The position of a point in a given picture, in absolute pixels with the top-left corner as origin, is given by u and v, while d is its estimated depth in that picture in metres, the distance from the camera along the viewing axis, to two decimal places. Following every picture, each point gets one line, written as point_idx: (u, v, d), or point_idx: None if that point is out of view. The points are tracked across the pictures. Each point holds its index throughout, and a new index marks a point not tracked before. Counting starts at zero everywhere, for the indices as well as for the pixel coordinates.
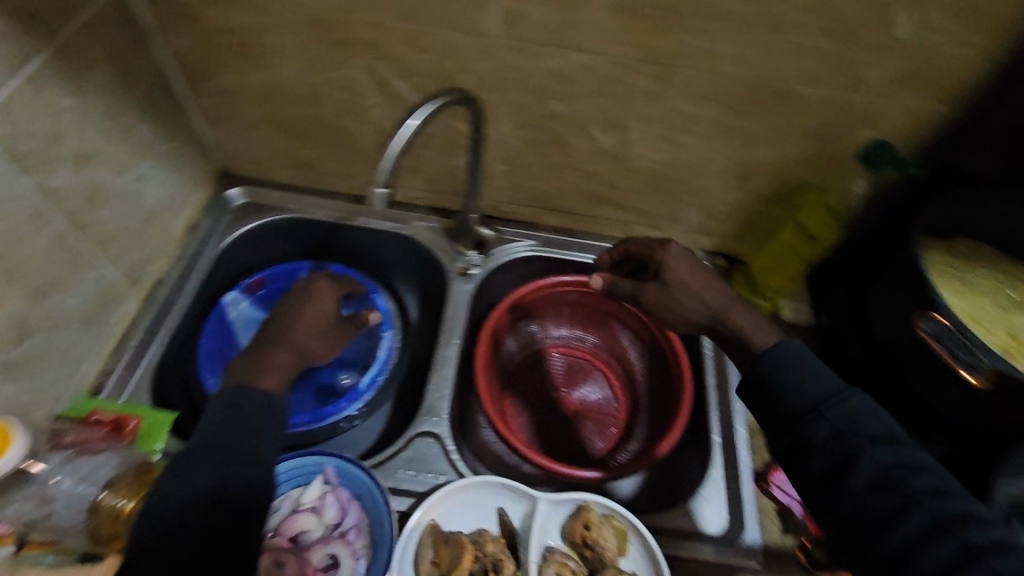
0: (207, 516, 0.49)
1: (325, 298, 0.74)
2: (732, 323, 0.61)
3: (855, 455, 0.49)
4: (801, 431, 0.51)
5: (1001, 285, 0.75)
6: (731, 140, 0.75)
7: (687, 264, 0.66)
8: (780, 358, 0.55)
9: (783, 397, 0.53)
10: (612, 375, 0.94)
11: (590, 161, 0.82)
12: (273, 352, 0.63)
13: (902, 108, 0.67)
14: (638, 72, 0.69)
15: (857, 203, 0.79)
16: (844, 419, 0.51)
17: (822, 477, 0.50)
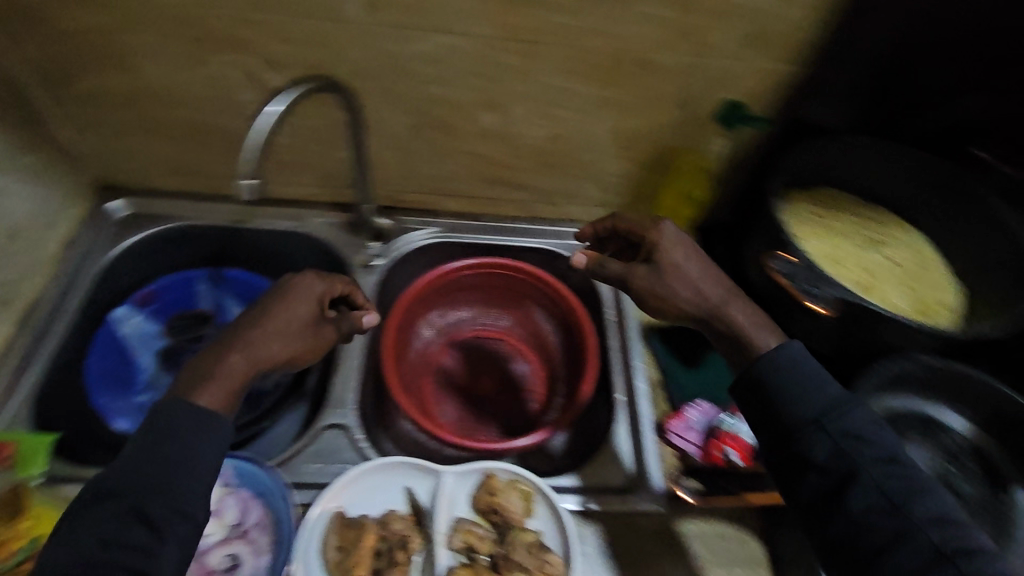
0: (134, 560, 0.46)
1: (297, 302, 0.64)
2: (725, 319, 0.63)
3: (852, 472, 0.52)
4: (797, 442, 0.54)
5: (861, 228, 0.81)
6: (606, 111, 0.78)
7: (683, 253, 0.67)
8: (772, 359, 0.58)
9: (781, 403, 0.56)
10: (531, 354, 0.95)
11: (477, 143, 0.83)
12: (223, 360, 0.57)
13: (754, 70, 0.72)
14: (505, 50, 0.71)
15: (728, 162, 0.83)
16: (847, 436, 0.53)
17: (815, 490, 0.53)
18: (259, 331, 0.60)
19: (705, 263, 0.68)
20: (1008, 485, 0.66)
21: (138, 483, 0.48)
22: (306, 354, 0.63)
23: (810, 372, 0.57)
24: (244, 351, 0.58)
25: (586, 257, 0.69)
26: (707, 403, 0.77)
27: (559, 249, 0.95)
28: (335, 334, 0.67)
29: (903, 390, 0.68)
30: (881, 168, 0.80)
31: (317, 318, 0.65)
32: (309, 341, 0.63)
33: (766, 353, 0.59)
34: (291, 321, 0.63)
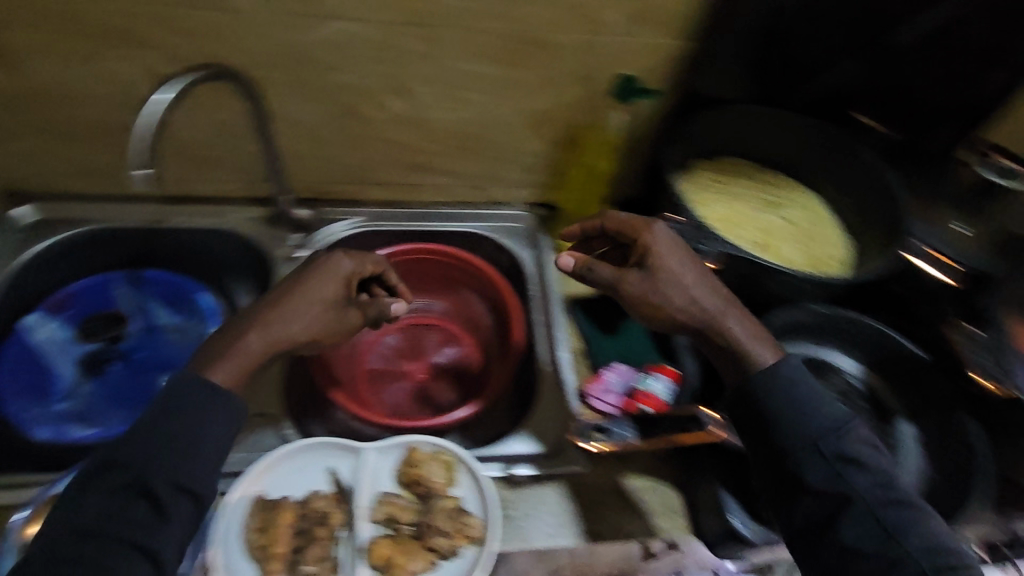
0: (138, 533, 0.48)
1: (324, 283, 0.64)
2: (723, 332, 0.61)
3: (847, 497, 0.53)
4: (792, 465, 0.55)
5: (760, 192, 0.86)
6: (511, 92, 0.80)
7: (679, 260, 0.64)
8: (768, 379, 0.59)
9: (777, 427, 0.57)
10: (465, 337, 0.94)
11: (390, 130, 0.84)
12: (241, 337, 0.58)
13: (646, 46, 0.75)
14: (402, 34, 0.72)
15: (634, 136, 0.87)
16: (842, 462, 0.55)
17: (808, 513, 0.54)
18: (281, 312, 0.61)
19: (698, 267, 0.65)
20: (896, 419, 0.70)
21: (144, 462, 0.50)
22: (329, 336, 0.63)
23: (805, 395, 0.58)
24: (263, 332, 0.59)
25: (574, 260, 0.67)
26: (623, 365, 0.80)
27: (482, 231, 0.98)
28: (356, 318, 0.66)
29: (799, 339, 0.73)
30: (774, 133, 0.84)
31: (342, 300, 0.66)
32: (334, 324, 0.64)
33: (761, 373, 0.59)
34: (316, 301, 0.63)
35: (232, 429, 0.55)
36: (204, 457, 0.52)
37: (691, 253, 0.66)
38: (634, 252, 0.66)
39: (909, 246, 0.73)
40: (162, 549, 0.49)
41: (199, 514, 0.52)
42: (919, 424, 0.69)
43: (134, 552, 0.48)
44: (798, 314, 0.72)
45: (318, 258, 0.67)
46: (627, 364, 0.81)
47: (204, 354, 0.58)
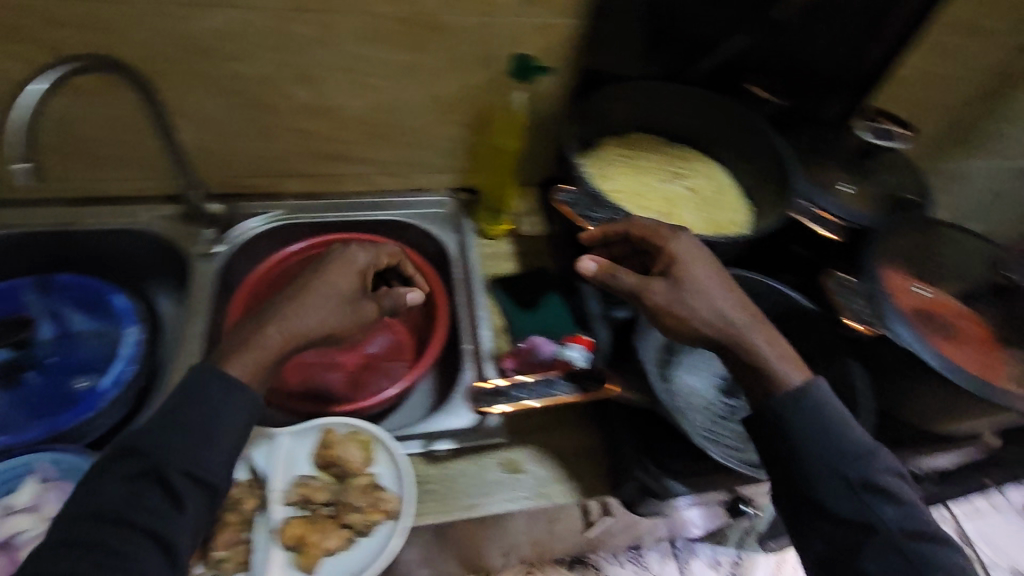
0: (152, 521, 0.50)
1: (339, 276, 0.66)
2: (747, 347, 0.59)
3: (871, 528, 0.53)
4: (818, 494, 0.55)
5: (664, 164, 0.89)
6: (415, 76, 0.81)
7: (706, 272, 0.62)
8: (794, 401, 0.57)
9: (802, 454, 0.56)
10: (396, 324, 0.94)
11: (298, 119, 0.84)
12: (259, 331, 0.58)
13: (540, 25, 0.77)
14: (296, 20, 0.72)
15: (541, 115, 0.90)
16: (869, 492, 0.54)
17: (830, 542, 0.54)
18: (302, 305, 0.61)
19: (725, 280, 0.63)
20: None
21: (161, 451, 0.52)
22: (347, 329, 0.64)
23: (833, 420, 0.57)
24: (284, 326, 0.59)
25: (596, 265, 0.64)
26: (543, 339, 0.81)
27: (407, 220, 0.97)
28: (373, 313, 0.67)
29: None
30: (675, 107, 0.88)
31: (358, 293, 0.67)
32: (351, 316, 0.64)
33: (789, 391, 0.57)
34: (331, 292, 0.64)
35: (247, 425, 0.56)
36: (219, 445, 0.54)
37: (718, 267, 0.64)
38: (658, 260, 0.64)
39: (797, 207, 0.76)
40: (177, 539, 0.50)
41: (210, 503, 0.53)
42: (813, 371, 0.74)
43: (147, 538, 0.49)
44: None
45: (331, 253, 0.69)
46: (547, 338, 0.82)
47: (221, 350, 0.58)
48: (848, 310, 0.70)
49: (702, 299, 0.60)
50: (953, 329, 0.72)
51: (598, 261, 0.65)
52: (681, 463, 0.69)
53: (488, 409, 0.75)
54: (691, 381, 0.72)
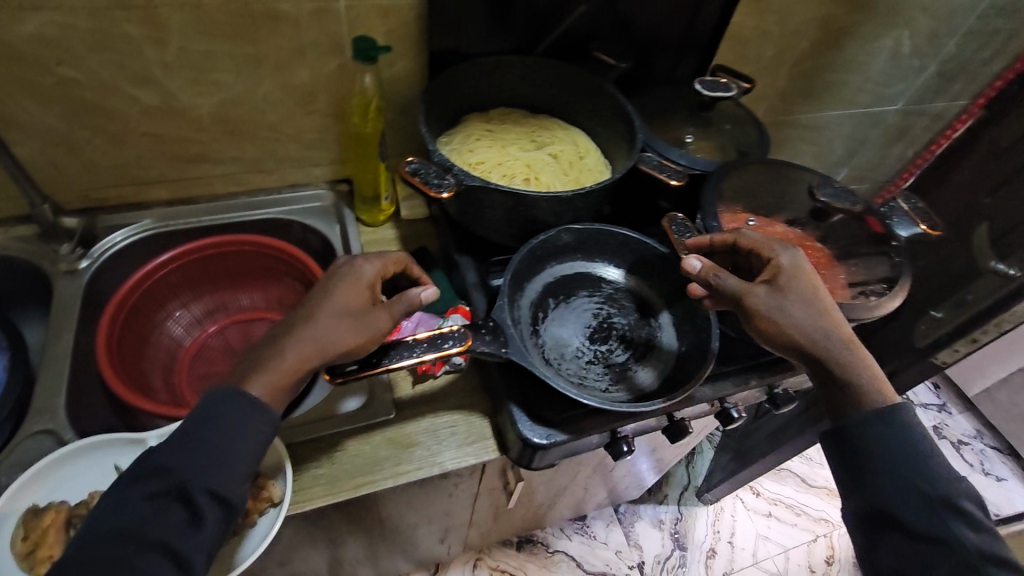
0: (171, 538, 0.51)
1: (346, 294, 0.63)
2: (834, 357, 0.64)
3: (943, 542, 0.57)
4: (891, 505, 0.60)
5: (527, 135, 0.93)
6: (264, 68, 0.81)
7: (807, 290, 0.67)
8: (882, 416, 0.62)
9: (878, 467, 0.61)
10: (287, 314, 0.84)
11: (150, 123, 0.83)
12: (280, 354, 0.58)
13: (377, 8, 0.79)
14: (122, 20, 0.71)
15: (401, 97, 0.92)
16: (946, 510, 0.58)
17: (899, 555, 0.59)
18: (314, 323, 0.60)
19: (821, 298, 0.67)
20: (657, 312, 0.79)
21: (184, 468, 0.53)
22: (361, 344, 0.60)
23: (918, 443, 0.62)
24: (300, 345, 0.59)
25: (701, 264, 0.68)
26: (421, 313, 0.84)
27: (285, 216, 0.98)
28: (388, 321, 0.63)
29: (564, 259, 0.81)
30: (529, 77, 0.92)
31: (368, 307, 0.63)
32: (361, 332, 0.61)
33: (874, 406, 0.63)
34: (340, 310, 0.62)
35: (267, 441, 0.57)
36: (241, 465, 0.54)
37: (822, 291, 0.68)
38: (765, 272, 0.70)
39: (647, 162, 0.80)
40: (193, 555, 0.51)
41: (227, 519, 0.54)
42: (672, 310, 0.79)
43: (161, 552, 0.50)
44: (559, 235, 0.78)
45: (337, 268, 0.67)
46: (426, 312, 0.84)
47: (242, 368, 0.59)
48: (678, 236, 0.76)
49: (803, 308, 0.66)
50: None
51: (703, 261, 0.69)
52: (553, 412, 0.72)
53: (396, 364, 0.62)
54: (560, 333, 0.75)
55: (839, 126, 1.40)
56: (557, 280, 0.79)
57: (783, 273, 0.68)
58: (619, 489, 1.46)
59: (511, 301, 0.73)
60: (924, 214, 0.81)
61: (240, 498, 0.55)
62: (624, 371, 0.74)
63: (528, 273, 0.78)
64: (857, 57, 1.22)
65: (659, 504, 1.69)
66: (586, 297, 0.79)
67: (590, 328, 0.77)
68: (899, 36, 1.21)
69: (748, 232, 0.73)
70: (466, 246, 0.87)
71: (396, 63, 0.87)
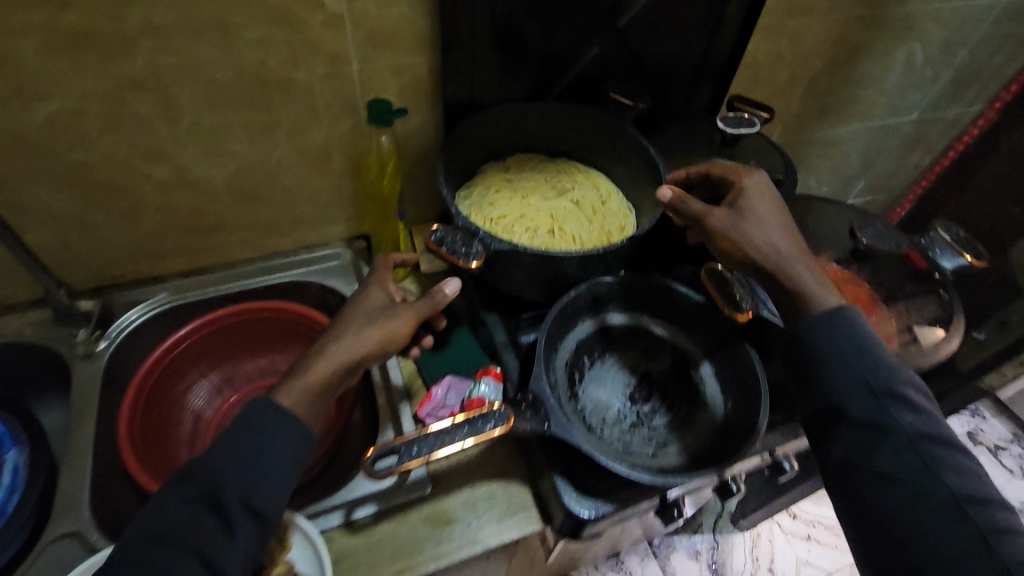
0: (206, 545, 0.52)
1: (365, 299, 0.68)
2: (787, 273, 0.66)
3: (885, 429, 0.57)
4: (837, 397, 0.60)
5: (546, 182, 0.90)
6: (277, 134, 0.79)
7: (767, 209, 0.69)
8: (830, 320, 0.62)
9: (826, 366, 0.61)
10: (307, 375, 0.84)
11: (163, 198, 0.81)
12: (309, 362, 0.62)
13: (389, 67, 0.77)
14: (133, 101, 0.69)
15: (416, 152, 0.90)
16: (890, 398, 0.58)
17: (847, 445, 0.59)
18: (341, 328, 0.65)
19: (784, 215, 0.69)
20: (697, 362, 0.76)
21: (218, 476, 0.54)
22: (393, 337, 0.66)
23: (865, 340, 0.61)
24: (325, 349, 0.63)
25: (672, 193, 0.69)
26: (451, 377, 0.81)
27: (305, 277, 0.97)
28: (411, 312, 0.67)
29: (596, 312, 0.78)
30: (545, 123, 0.90)
31: (388, 305, 0.68)
32: (384, 325, 0.65)
33: (824, 311, 0.63)
34: (365, 313, 0.67)
35: (304, 450, 0.59)
36: (273, 472, 0.56)
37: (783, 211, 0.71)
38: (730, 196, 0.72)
39: None
40: (225, 566, 0.52)
41: (260, 532, 0.55)
42: (713, 360, 0.75)
43: (197, 562, 0.51)
44: (589, 288, 0.75)
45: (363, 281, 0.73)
46: (455, 376, 0.81)
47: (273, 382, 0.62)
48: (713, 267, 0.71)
49: (759, 227, 0.68)
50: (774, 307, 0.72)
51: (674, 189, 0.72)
52: (598, 480, 0.69)
53: (437, 453, 0.58)
54: (599, 394, 0.72)
55: (856, 140, 1.34)
56: (590, 336, 0.76)
57: (745, 195, 0.70)
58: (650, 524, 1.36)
59: (546, 365, 0.70)
60: (970, 245, 0.77)
61: (275, 507, 0.56)
62: (668, 432, 0.70)
63: (561, 331, 0.74)
64: (875, 72, 1.17)
65: (694, 534, 1.63)
66: (621, 351, 0.76)
67: (629, 386, 0.74)
68: (910, 49, 1.15)
69: (718, 159, 0.75)
70: (496, 303, 0.84)
71: (411, 118, 0.84)
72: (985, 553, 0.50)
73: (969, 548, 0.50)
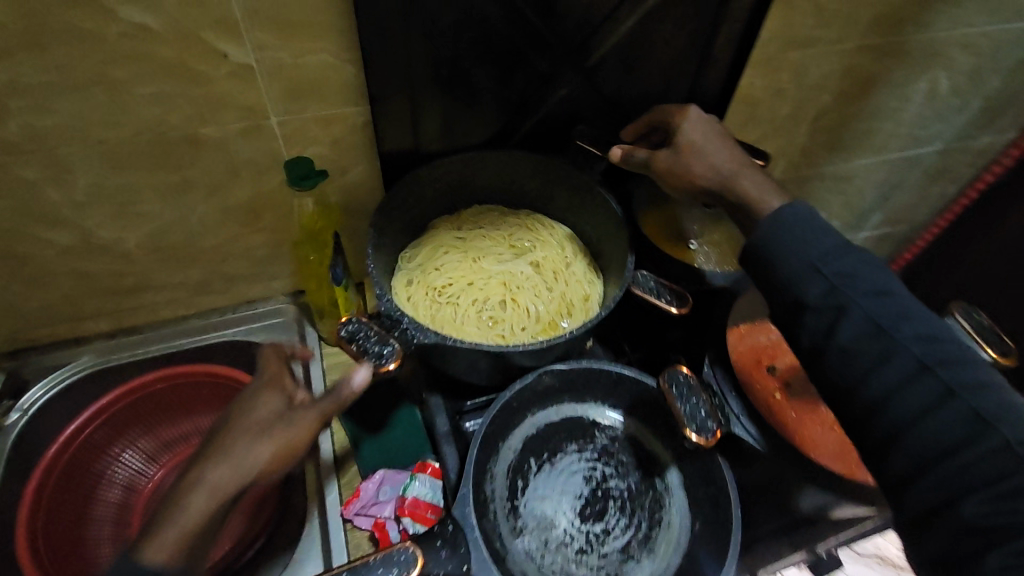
0: None
1: (257, 402, 0.52)
2: (736, 188, 0.59)
3: (843, 308, 0.47)
4: (794, 294, 0.49)
5: (503, 240, 0.80)
6: (194, 193, 0.71)
7: (701, 129, 0.63)
8: (783, 216, 0.51)
9: (777, 259, 0.50)
10: None
11: (71, 261, 0.73)
12: (175, 502, 0.45)
13: (316, 119, 0.67)
14: (17, 165, 0.61)
15: (359, 206, 0.80)
16: (846, 277, 0.47)
17: (811, 331, 0.48)
18: (220, 451, 0.48)
19: (726, 131, 0.63)
20: (663, 468, 0.65)
21: None
22: (295, 450, 0.50)
23: (818, 225, 0.50)
24: (199, 482, 0.46)
25: (621, 150, 0.66)
26: (384, 470, 0.72)
27: (241, 336, 0.88)
28: (317, 413, 0.52)
29: (548, 403, 0.67)
30: (505, 173, 0.79)
31: (287, 410, 0.52)
32: (281, 439, 0.49)
33: (776, 210, 0.51)
34: (255, 427, 0.50)
35: None
36: None
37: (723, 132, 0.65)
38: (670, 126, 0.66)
39: (640, 284, 0.66)
40: None
41: None
42: (681, 467, 0.64)
43: None
44: (538, 379, 0.65)
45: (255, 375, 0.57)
46: (389, 470, 0.72)
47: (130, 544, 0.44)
48: (683, 415, 0.55)
49: (702, 151, 0.62)
50: (812, 399, 0.61)
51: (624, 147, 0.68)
52: None
53: None
54: (544, 509, 0.61)
55: (872, 174, 1.18)
56: (541, 431, 0.66)
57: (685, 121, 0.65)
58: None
59: (479, 476, 0.60)
60: (994, 335, 0.64)
61: None
62: (622, 559, 0.60)
63: (504, 428, 0.64)
64: (893, 103, 1.03)
65: None
66: (575, 451, 0.65)
67: (581, 497, 0.63)
68: (936, 78, 1.00)
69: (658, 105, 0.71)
70: (441, 384, 0.74)
71: (348, 171, 0.75)
72: (953, 402, 0.42)
73: (944, 407, 0.42)
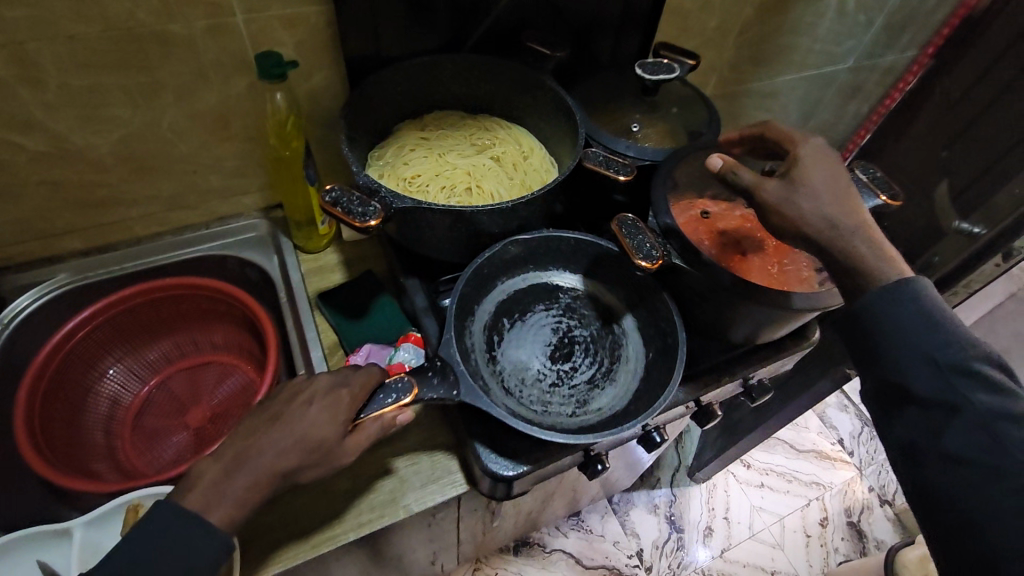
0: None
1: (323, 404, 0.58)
2: (846, 248, 0.59)
3: (954, 408, 0.51)
4: (899, 377, 0.54)
5: (465, 138, 0.87)
6: (167, 97, 0.73)
7: (825, 175, 0.63)
8: (896, 298, 0.56)
9: (886, 346, 0.55)
10: (234, 367, 0.87)
11: (42, 169, 0.74)
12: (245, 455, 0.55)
13: (281, 18, 0.71)
14: None
15: (325, 112, 0.85)
16: (961, 375, 0.52)
17: (911, 427, 0.54)
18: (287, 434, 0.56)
19: (847, 180, 0.63)
20: (619, 316, 0.75)
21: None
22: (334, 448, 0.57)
23: (939, 321, 0.54)
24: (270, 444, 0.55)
25: (721, 161, 0.64)
26: (370, 345, 0.79)
27: (218, 250, 0.92)
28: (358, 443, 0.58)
29: (515, 273, 0.76)
30: (462, 77, 0.85)
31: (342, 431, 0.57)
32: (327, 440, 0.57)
33: (893, 293, 0.56)
34: (310, 414, 0.57)
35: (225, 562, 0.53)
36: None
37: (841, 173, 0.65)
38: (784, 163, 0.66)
39: (592, 158, 0.73)
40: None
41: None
42: (634, 314, 0.75)
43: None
44: (505, 248, 0.73)
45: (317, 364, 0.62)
46: (374, 344, 0.79)
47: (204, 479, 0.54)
48: (632, 246, 0.64)
49: (817, 194, 0.61)
50: (756, 238, 0.71)
51: (723, 159, 0.65)
52: (516, 442, 0.68)
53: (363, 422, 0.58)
54: (519, 355, 0.70)
55: (794, 92, 1.25)
56: (509, 297, 0.75)
57: (802, 162, 0.64)
58: (595, 495, 1.27)
59: (460, 330, 0.68)
60: (886, 185, 0.75)
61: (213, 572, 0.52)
62: (590, 389, 0.70)
63: (478, 294, 0.72)
64: (808, 18, 1.09)
65: (654, 488, 1.50)
66: (543, 311, 0.74)
67: (550, 347, 0.72)
68: None
69: (770, 121, 0.72)
70: (414, 266, 0.80)
71: (313, 75, 0.79)
72: None
73: None
